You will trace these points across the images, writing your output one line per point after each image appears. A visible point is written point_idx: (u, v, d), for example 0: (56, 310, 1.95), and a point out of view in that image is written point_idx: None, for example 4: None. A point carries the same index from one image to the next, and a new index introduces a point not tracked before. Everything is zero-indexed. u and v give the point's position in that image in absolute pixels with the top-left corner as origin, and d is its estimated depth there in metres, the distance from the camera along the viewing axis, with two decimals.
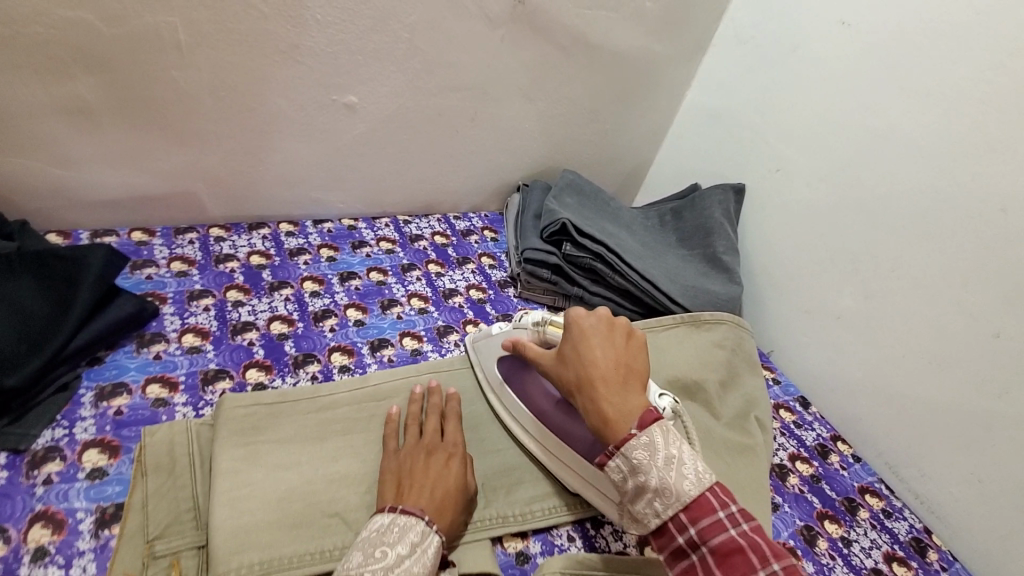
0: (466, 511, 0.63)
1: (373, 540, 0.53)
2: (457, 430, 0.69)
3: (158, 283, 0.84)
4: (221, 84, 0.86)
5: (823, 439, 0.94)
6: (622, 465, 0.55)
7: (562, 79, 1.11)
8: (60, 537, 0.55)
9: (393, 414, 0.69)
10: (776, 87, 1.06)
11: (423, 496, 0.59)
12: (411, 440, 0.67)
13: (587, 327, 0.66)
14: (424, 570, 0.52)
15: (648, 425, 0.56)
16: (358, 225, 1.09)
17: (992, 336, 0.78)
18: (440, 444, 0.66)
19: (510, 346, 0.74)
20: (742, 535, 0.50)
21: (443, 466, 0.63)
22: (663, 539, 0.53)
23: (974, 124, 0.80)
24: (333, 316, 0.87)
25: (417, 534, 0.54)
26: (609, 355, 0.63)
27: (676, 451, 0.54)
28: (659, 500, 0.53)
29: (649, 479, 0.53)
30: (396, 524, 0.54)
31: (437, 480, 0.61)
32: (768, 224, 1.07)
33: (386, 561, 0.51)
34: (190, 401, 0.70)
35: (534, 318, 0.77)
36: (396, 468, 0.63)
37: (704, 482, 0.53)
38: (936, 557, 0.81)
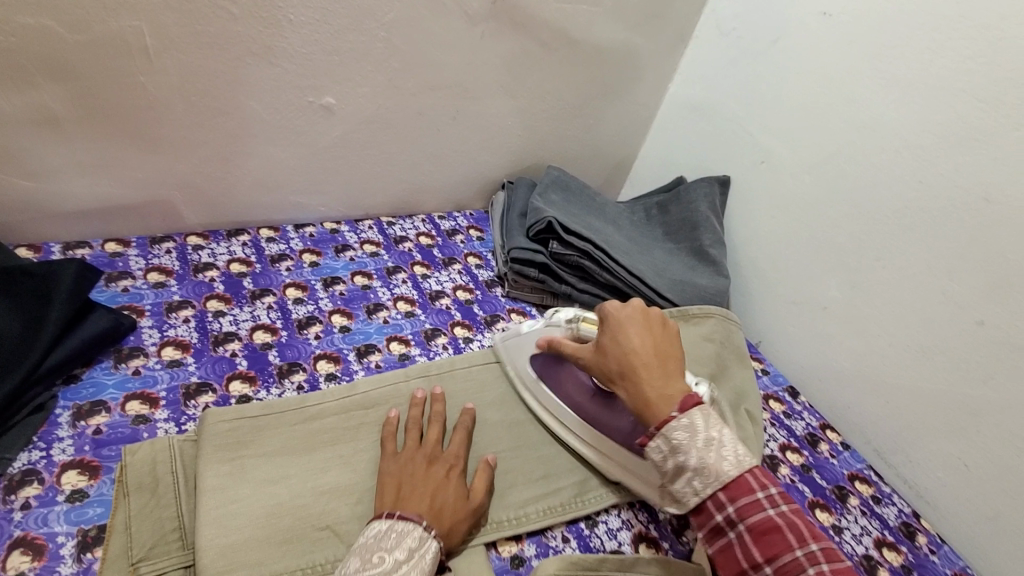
0: (471, 520, 0.63)
1: (370, 547, 0.54)
2: (461, 441, 0.68)
3: (134, 296, 0.81)
4: (193, 89, 0.84)
5: (812, 428, 0.94)
6: (663, 446, 0.57)
7: (544, 75, 1.10)
8: (40, 563, 0.54)
9: (393, 417, 0.69)
10: (758, 78, 1.06)
11: (422, 502, 0.59)
12: (411, 446, 0.66)
13: (624, 317, 0.70)
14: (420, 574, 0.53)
15: (692, 406, 0.58)
16: (340, 229, 1.07)
17: (975, 324, 0.79)
18: (441, 454, 0.66)
19: (545, 343, 0.79)
20: (780, 515, 0.53)
21: (442, 476, 0.63)
22: (701, 516, 0.56)
23: (955, 114, 0.80)
24: (317, 323, 0.85)
25: (414, 539, 0.55)
26: (647, 343, 0.67)
27: (717, 433, 0.57)
28: (699, 480, 0.56)
29: (689, 460, 0.56)
30: (392, 530, 0.55)
31: (437, 488, 0.61)
32: (754, 215, 1.07)
33: (382, 567, 0.52)
34: (172, 416, 0.68)
35: (567, 316, 0.82)
36: (395, 473, 0.63)
37: (744, 465, 0.56)
38: (925, 540, 0.82)
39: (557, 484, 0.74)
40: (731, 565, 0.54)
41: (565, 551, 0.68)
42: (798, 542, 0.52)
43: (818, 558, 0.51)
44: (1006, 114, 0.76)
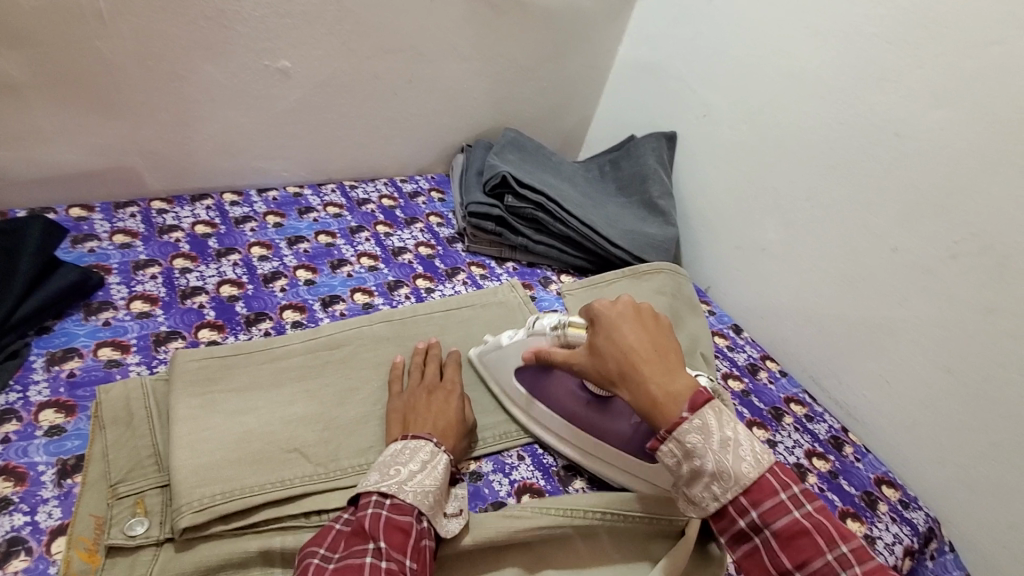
0: (467, 440, 0.71)
1: (387, 462, 0.61)
2: (457, 374, 0.75)
3: (101, 256, 0.84)
4: (148, 53, 0.86)
5: (752, 359, 1.02)
6: (676, 450, 0.57)
7: (497, 38, 1.13)
8: (23, 488, 0.57)
9: (398, 362, 0.76)
10: (698, 35, 1.11)
11: (428, 424, 0.67)
12: (415, 382, 0.73)
13: (615, 315, 0.65)
14: (435, 481, 0.60)
15: (702, 404, 0.58)
16: (303, 192, 1.10)
17: (891, 251, 0.87)
18: (440, 385, 0.73)
19: (533, 356, 0.73)
20: (806, 517, 0.55)
21: (443, 402, 0.70)
22: (723, 521, 0.57)
23: (869, 58, 0.87)
24: (283, 277, 0.89)
25: (427, 453, 0.62)
26: (644, 340, 0.63)
27: (731, 433, 0.57)
28: (717, 484, 0.56)
29: (706, 463, 0.56)
30: (406, 448, 0.62)
31: (439, 413, 0.68)
32: (699, 168, 1.14)
33: (399, 476, 0.59)
34: (143, 360, 0.72)
35: (551, 323, 0.73)
36: (401, 407, 0.70)
37: (762, 464, 0.57)
38: (852, 450, 0.90)
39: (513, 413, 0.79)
40: (758, 568, 0.56)
41: (519, 467, 0.74)
42: (826, 543, 0.54)
43: (846, 559, 0.53)
44: (913, 54, 0.83)
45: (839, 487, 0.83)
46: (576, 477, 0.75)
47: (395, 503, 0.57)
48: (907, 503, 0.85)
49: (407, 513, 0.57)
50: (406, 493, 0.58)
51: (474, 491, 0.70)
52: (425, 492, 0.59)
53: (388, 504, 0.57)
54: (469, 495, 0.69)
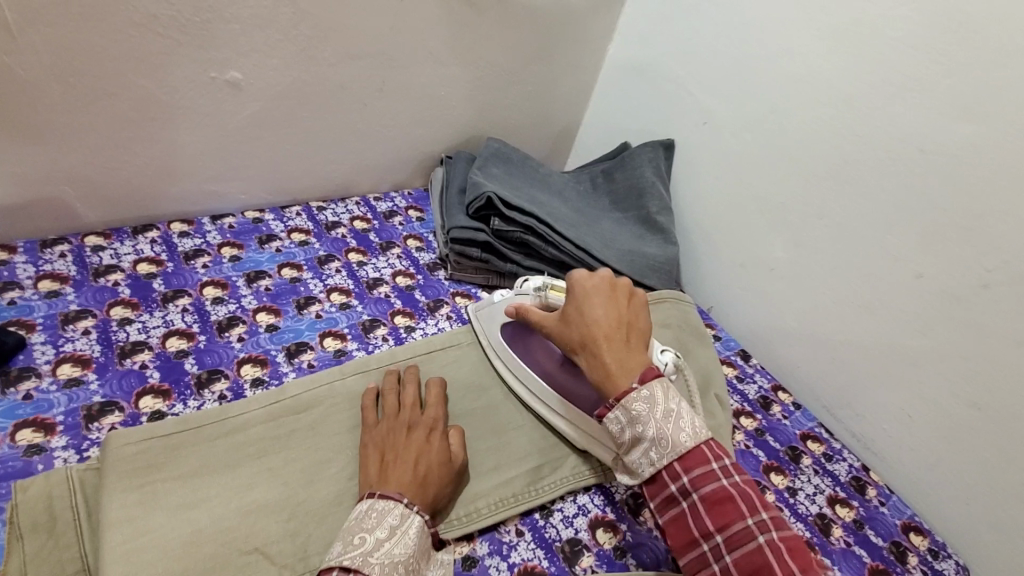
0: (454, 484, 0.63)
1: (352, 528, 0.52)
2: (438, 406, 0.69)
3: (23, 308, 0.72)
4: (68, 68, 0.73)
5: (764, 391, 0.94)
6: (621, 417, 0.59)
7: (475, 38, 1.02)
8: None
9: (371, 389, 0.70)
10: (696, 34, 1.02)
11: (406, 472, 0.59)
12: (392, 414, 0.66)
13: (589, 288, 0.67)
14: (406, 550, 0.52)
15: (650, 379, 0.59)
16: (265, 217, 0.98)
17: (915, 276, 0.79)
18: (421, 422, 0.66)
19: (513, 311, 0.75)
20: (734, 485, 0.54)
21: (423, 442, 0.63)
22: (655, 487, 0.57)
23: (891, 65, 0.79)
24: (241, 324, 0.78)
25: (396, 516, 0.54)
26: (612, 314, 0.65)
27: (674, 405, 0.58)
28: (655, 451, 0.56)
29: (647, 430, 0.57)
30: (374, 509, 0.54)
31: (420, 456, 0.61)
32: (700, 180, 1.05)
33: (365, 546, 0.51)
34: (71, 443, 0.61)
35: (537, 284, 0.80)
36: (378, 444, 0.63)
37: (700, 436, 0.57)
38: (875, 493, 0.84)
39: (508, 475, 0.70)
40: (682, 536, 0.55)
41: (519, 546, 0.65)
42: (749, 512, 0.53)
43: (767, 525, 0.52)
44: (938, 60, 0.74)
45: (865, 539, 0.76)
46: (583, 553, 0.66)
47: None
48: (936, 552, 0.79)
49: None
50: (371, 567, 0.49)
51: None
52: (394, 565, 0.50)
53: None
54: None
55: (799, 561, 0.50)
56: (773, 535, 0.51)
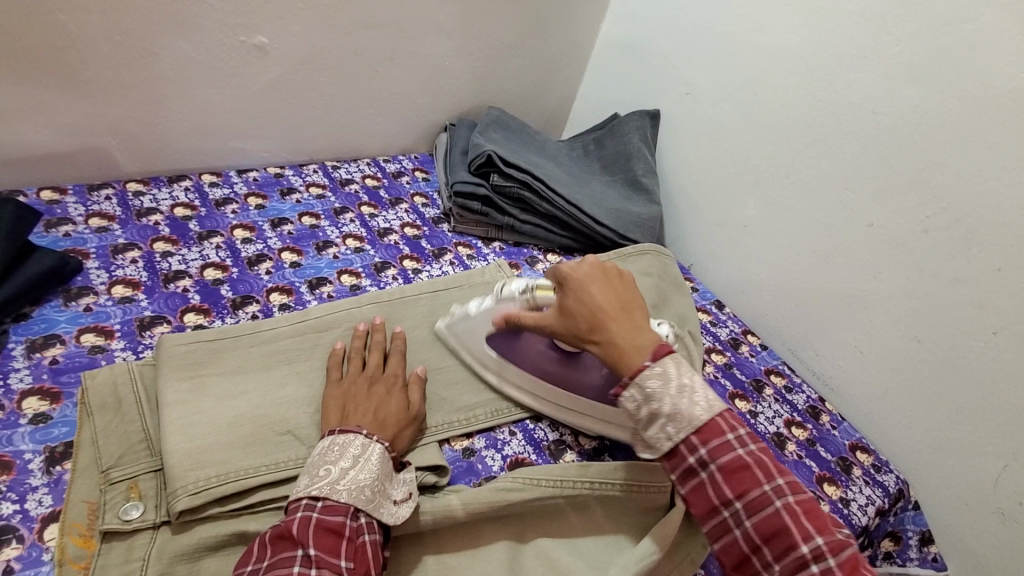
0: (414, 429, 0.67)
1: (316, 462, 0.57)
2: (400, 364, 0.73)
3: (77, 240, 0.82)
4: (117, 26, 0.83)
5: (734, 333, 1.05)
6: (637, 395, 0.60)
7: (478, 13, 1.11)
8: (10, 476, 0.56)
9: (337, 349, 0.73)
10: (682, 11, 1.11)
11: (366, 416, 0.63)
12: (354, 370, 0.70)
13: (583, 276, 0.69)
14: (369, 474, 0.57)
15: (664, 355, 0.61)
16: (285, 173, 1.08)
17: (867, 226, 0.90)
18: (382, 376, 0.70)
19: (503, 319, 0.75)
20: (749, 454, 0.57)
21: (384, 394, 0.67)
22: (675, 461, 0.59)
23: (848, 35, 0.89)
24: (268, 260, 0.88)
25: (357, 446, 0.58)
26: (612, 297, 0.67)
27: (688, 379, 0.60)
28: (672, 425, 0.58)
29: (664, 406, 0.58)
30: (334, 444, 0.58)
31: (379, 405, 0.65)
32: (683, 146, 1.15)
33: (330, 476, 0.56)
34: (128, 346, 0.71)
35: (519, 287, 0.76)
36: (339, 395, 0.67)
37: (714, 409, 0.59)
38: (828, 419, 0.95)
39: (503, 389, 0.80)
40: (703, 504, 0.58)
41: (511, 442, 0.75)
42: (765, 477, 0.57)
43: (784, 490, 0.55)
44: (889, 32, 0.84)
45: (816, 454, 0.87)
46: (566, 450, 0.76)
47: (328, 504, 0.54)
48: (879, 467, 0.89)
49: (340, 513, 0.53)
50: (339, 493, 0.54)
51: (468, 467, 0.71)
52: (360, 488, 0.55)
53: (320, 506, 0.53)
54: (463, 469, 0.70)
55: (814, 521, 0.54)
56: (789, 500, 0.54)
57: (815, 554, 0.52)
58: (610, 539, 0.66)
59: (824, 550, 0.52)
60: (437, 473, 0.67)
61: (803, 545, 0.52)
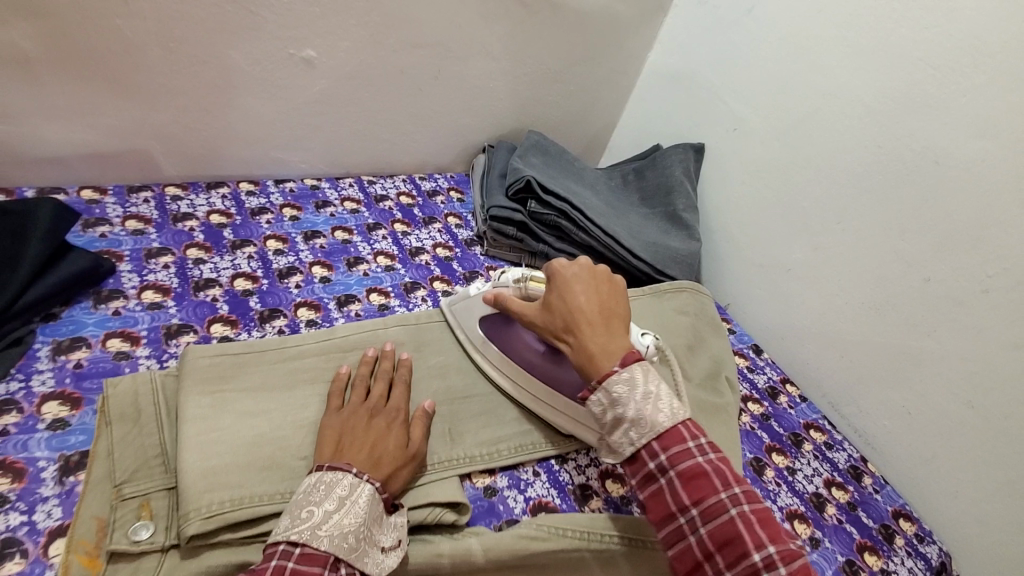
0: (412, 469, 0.62)
1: (299, 502, 0.52)
2: (404, 397, 0.68)
3: (112, 242, 0.81)
4: (169, 34, 0.83)
5: (772, 381, 1.00)
6: (603, 399, 0.60)
7: (525, 37, 1.11)
8: (21, 485, 0.55)
9: (342, 374, 0.69)
10: (735, 45, 1.09)
11: (361, 452, 0.59)
12: (356, 399, 0.66)
13: (570, 276, 0.71)
14: (355, 520, 0.52)
15: (631, 362, 0.61)
16: (321, 185, 1.07)
17: (923, 281, 0.85)
18: (384, 409, 0.65)
19: (492, 298, 0.76)
20: (708, 462, 0.56)
21: (384, 427, 0.63)
22: (636, 466, 0.58)
23: (913, 82, 0.85)
24: (298, 274, 0.87)
25: (345, 487, 0.54)
26: (594, 301, 0.68)
27: (654, 387, 0.59)
28: (635, 431, 0.58)
29: (627, 411, 0.59)
30: (321, 481, 0.54)
31: (377, 440, 0.61)
32: (726, 182, 1.11)
33: (312, 520, 0.51)
34: (153, 353, 0.70)
35: (514, 275, 0.76)
36: (337, 425, 0.62)
37: (677, 416, 0.58)
38: (870, 481, 0.89)
39: (528, 426, 0.76)
40: (661, 510, 0.56)
41: (535, 484, 0.71)
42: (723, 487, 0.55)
43: (740, 499, 0.54)
44: (956, 81, 0.81)
45: (857, 519, 0.82)
46: (592, 497, 0.72)
47: (306, 552, 0.49)
48: (921, 537, 0.84)
49: (318, 563, 0.49)
50: (320, 540, 0.50)
51: (489, 507, 0.67)
52: (343, 535, 0.51)
53: (297, 554, 0.49)
54: (484, 510, 0.66)
55: (768, 531, 0.52)
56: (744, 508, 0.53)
57: (766, 562, 0.50)
58: None
59: (775, 559, 0.50)
60: (456, 512, 0.63)
61: (754, 554, 0.50)
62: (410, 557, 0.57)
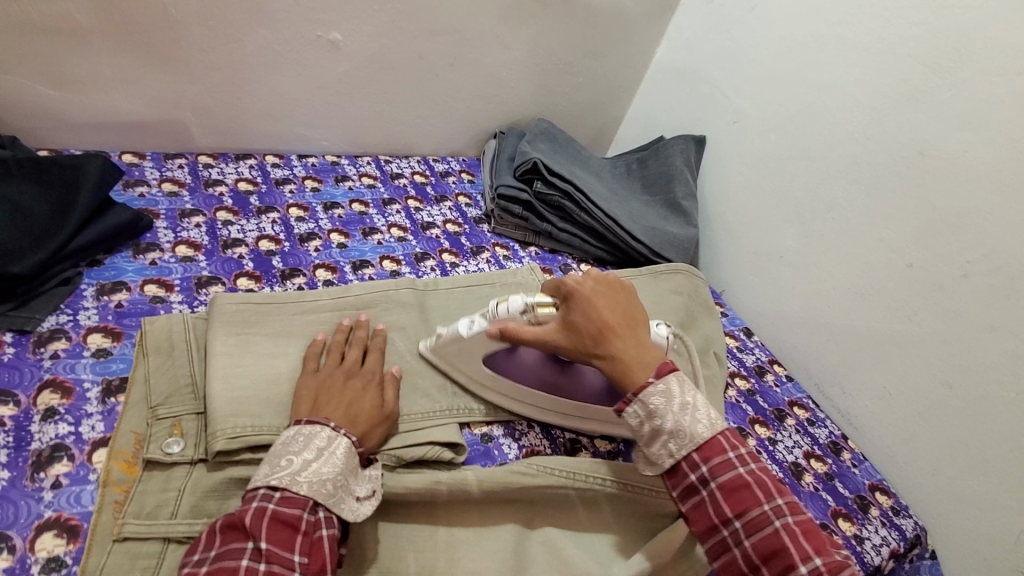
0: (386, 428, 0.66)
1: (279, 452, 0.56)
2: (378, 361, 0.72)
3: (150, 201, 0.89)
4: (209, 12, 0.90)
5: (761, 361, 1.05)
6: (640, 411, 0.61)
7: (539, 28, 1.17)
8: (68, 401, 0.62)
9: (319, 339, 0.72)
10: (738, 41, 1.14)
11: (337, 410, 0.62)
12: (332, 362, 0.69)
13: (589, 290, 0.69)
14: (333, 469, 0.55)
15: (667, 373, 0.63)
16: (341, 161, 1.14)
17: (906, 266, 0.90)
18: (360, 372, 0.69)
19: (500, 332, 0.70)
20: (750, 473, 0.58)
21: (359, 389, 0.66)
22: (676, 477, 0.61)
23: (903, 78, 0.90)
24: (317, 239, 0.93)
25: (323, 439, 0.57)
26: (616, 312, 0.68)
27: (691, 397, 0.62)
28: (674, 442, 0.60)
29: (665, 422, 0.60)
30: (300, 434, 0.57)
31: (352, 401, 0.64)
32: (725, 172, 1.17)
33: (291, 467, 0.54)
34: (185, 299, 0.76)
35: (517, 304, 0.70)
36: (313, 385, 0.65)
37: (715, 426, 0.61)
38: (850, 456, 0.94)
39: None
40: (703, 521, 0.59)
41: (528, 435, 0.77)
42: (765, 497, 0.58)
43: (783, 510, 0.56)
44: (941, 77, 0.86)
45: (833, 489, 0.86)
46: (580, 450, 0.77)
47: (286, 496, 0.52)
48: (897, 510, 0.88)
49: (298, 506, 0.52)
50: (299, 485, 0.53)
51: (484, 451, 0.73)
52: (322, 482, 0.54)
53: (277, 498, 0.52)
54: (480, 453, 0.73)
55: (812, 542, 0.55)
56: (788, 519, 0.55)
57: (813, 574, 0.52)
58: (616, 539, 0.67)
59: (822, 571, 0.52)
60: (454, 451, 0.69)
61: (801, 565, 0.53)
62: (411, 484, 0.63)
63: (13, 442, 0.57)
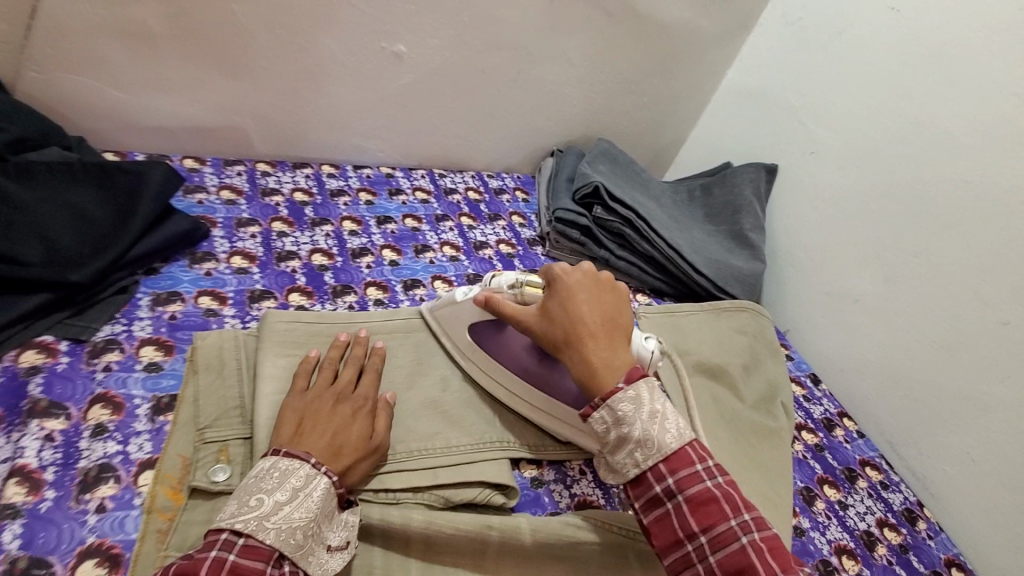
0: (372, 462, 0.60)
1: (250, 487, 0.51)
2: (373, 384, 0.66)
3: (208, 208, 0.88)
4: (277, 21, 0.89)
5: (829, 413, 0.97)
6: (606, 417, 0.55)
7: (606, 45, 1.12)
8: (118, 417, 0.60)
9: (311, 355, 0.67)
10: (820, 67, 1.07)
11: (320, 440, 0.57)
12: (322, 382, 0.64)
13: (572, 283, 0.65)
14: (304, 516, 0.50)
15: (636, 379, 0.56)
16: (396, 174, 1.12)
17: (1000, 324, 0.81)
18: (352, 396, 0.64)
19: (483, 301, 0.70)
20: (718, 487, 0.51)
21: (348, 416, 0.61)
22: (640, 488, 0.53)
23: (1009, 117, 0.82)
24: (370, 255, 0.91)
25: (300, 478, 0.52)
26: (597, 311, 0.63)
27: (661, 405, 0.55)
28: (640, 452, 0.53)
29: (633, 430, 0.54)
30: (276, 468, 0.52)
31: (336, 429, 0.59)
32: (796, 205, 1.09)
33: (261, 509, 0.49)
34: (237, 314, 0.75)
35: (509, 279, 0.71)
36: (299, 407, 0.60)
37: (684, 437, 0.54)
38: (925, 527, 0.85)
39: None
40: (666, 536, 0.52)
41: (580, 481, 0.72)
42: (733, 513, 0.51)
43: (751, 527, 0.49)
44: None
45: (908, 563, 0.78)
46: None
47: (249, 545, 0.47)
48: None
49: (261, 558, 0.47)
50: (265, 533, 0.48)
51: (534, 497, 0.69)
52: (291, 530, 0.49)
53: (239, 546, 0.47)
54: (529, 500, 0.68)
55: (781, 562, 0.48)
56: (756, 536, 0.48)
57: None
58: None
59: None
60: (504, 495, 0.65)
61: None
62: (461, 530, 0.59)
63: (60, 458, 0.56)
